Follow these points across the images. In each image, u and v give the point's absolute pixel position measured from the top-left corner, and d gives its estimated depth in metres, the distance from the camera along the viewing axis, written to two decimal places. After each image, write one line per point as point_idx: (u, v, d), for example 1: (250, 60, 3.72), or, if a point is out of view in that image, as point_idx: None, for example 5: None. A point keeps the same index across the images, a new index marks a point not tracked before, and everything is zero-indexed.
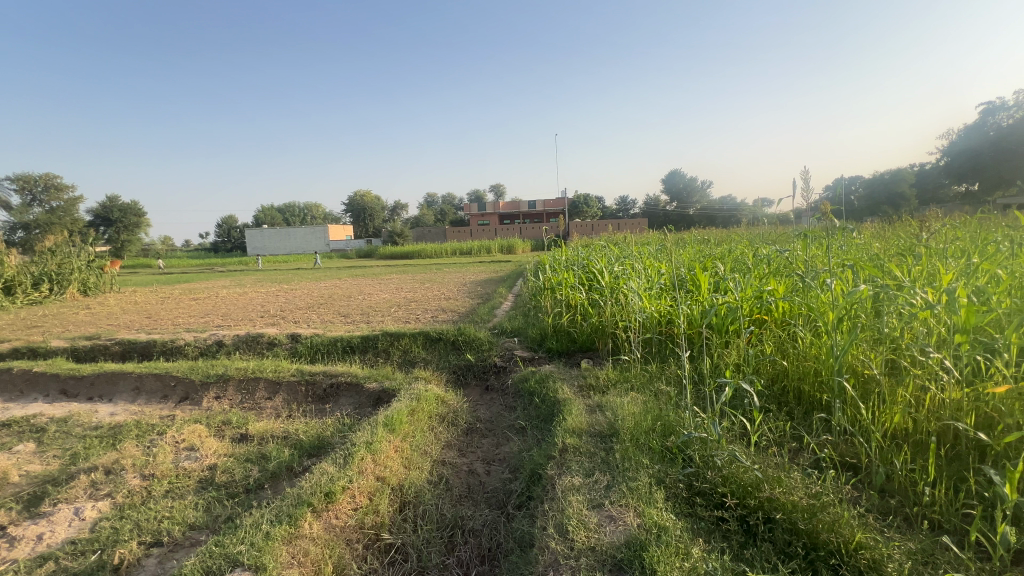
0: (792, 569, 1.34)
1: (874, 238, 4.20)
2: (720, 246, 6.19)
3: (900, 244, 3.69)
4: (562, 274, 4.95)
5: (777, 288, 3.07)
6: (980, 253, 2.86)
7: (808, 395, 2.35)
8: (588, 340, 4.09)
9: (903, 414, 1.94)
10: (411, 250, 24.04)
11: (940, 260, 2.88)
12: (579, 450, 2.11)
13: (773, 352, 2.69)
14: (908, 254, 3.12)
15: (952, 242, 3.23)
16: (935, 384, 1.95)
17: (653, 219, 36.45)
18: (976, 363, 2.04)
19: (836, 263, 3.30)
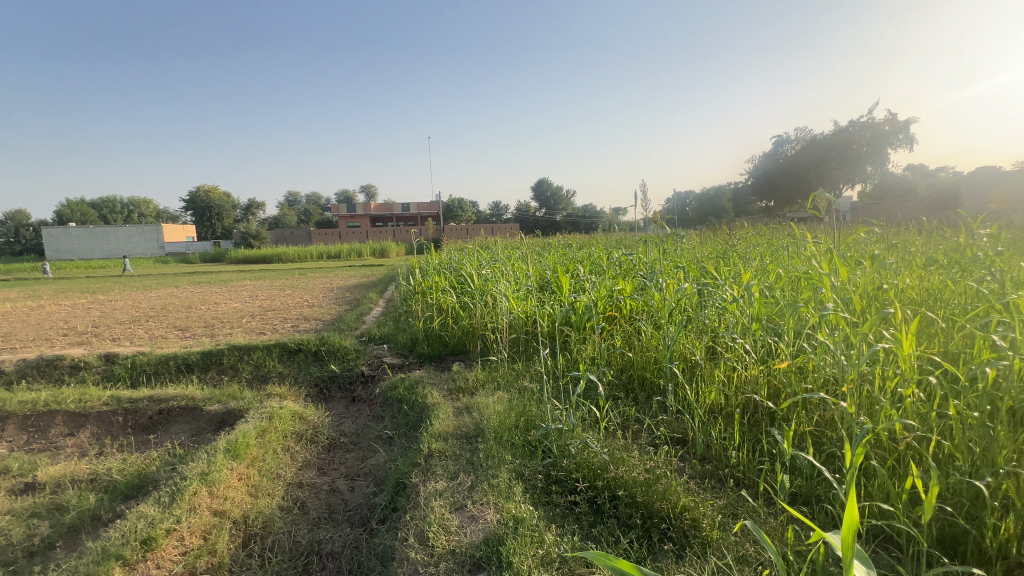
0: (631, 539, 1.49)
1: (699, 243, 4.94)
2: (580, 250, 6.71)
3: (717, 249, 4.39)
4: (432, 278, 4.90)
5: (625, 288, 3.43)
6: (771, 257, 3.54)
7: (648, 381, 2.66)
8: (459, 343, 4.09)
9: (717, 392, 2.30)
10: (267, 254, 21.75)
11: (743, 262, 3.49)
12: (446, 454, 2.11)
13: (621, 345, 2.99)
14: (722, 258, 3.73)
15: (754, 247, 3.94)
16: (740, 365, 2.35)
17: (524, 225, 38.17)
18: (767, 345, 2.51)
19: (671, 264, 3.80)
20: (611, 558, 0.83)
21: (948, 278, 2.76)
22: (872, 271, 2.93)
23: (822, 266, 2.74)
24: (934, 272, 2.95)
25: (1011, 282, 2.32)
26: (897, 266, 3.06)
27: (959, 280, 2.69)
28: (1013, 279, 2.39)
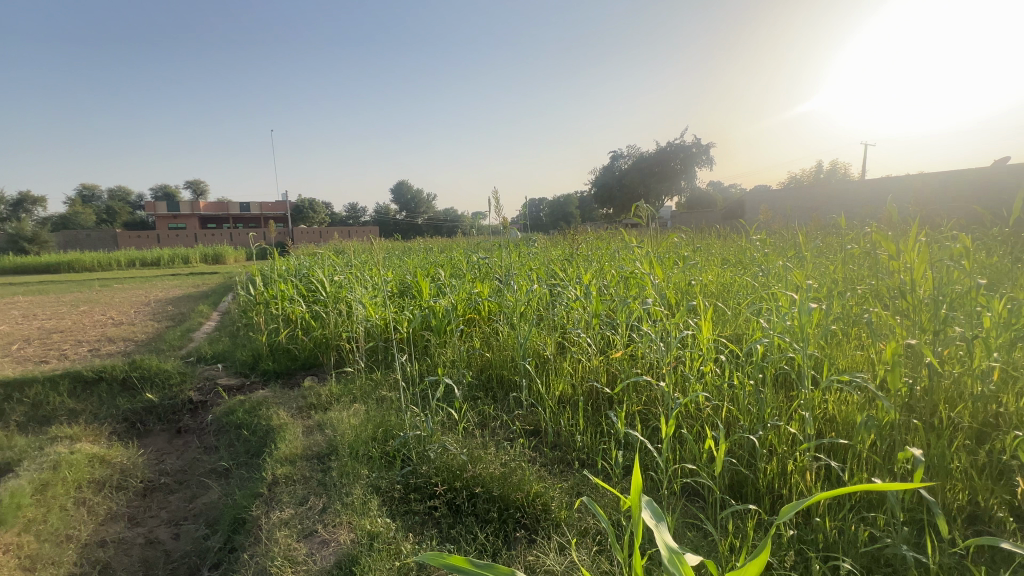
0: (488, 533, 1.55)
1: (550, 246, 5.35)
2: (440, 254, 6.73)
3: (564, 252, 4.80)
4: (277, 286, 4.44)
5: (483, 291, 3.55)
6: (608, 260, 4.00)
7: (506, 379, 2.78)
8: (312, 356, 3.77)
9: (566, 383, 2.53)
10: (49, 262, 17.34)
11: (586, 264, 3.88)
12: (294, 479, 1.93)
13: (480, 346, 3.08)
14: (569, 261, 4.09)
15: (594, 251, 4.40)
16: (584, 356, 2.62)
17: (384, 228, 36.83)
18: (605, 338, 2.84)
19: (525, 266, 4.04)
20: (444, 556, 0.83)
21: (734, 275, 3.45)
22: (682, 270, 3.51)
23: (646, 268, 3.19)
24: (725, 270, 3.66)
25: (772, 276, 3.00)
26: (700, 266, 3.71)
27: (741, 276, 3.37)
28: (773, 274, 3.09)
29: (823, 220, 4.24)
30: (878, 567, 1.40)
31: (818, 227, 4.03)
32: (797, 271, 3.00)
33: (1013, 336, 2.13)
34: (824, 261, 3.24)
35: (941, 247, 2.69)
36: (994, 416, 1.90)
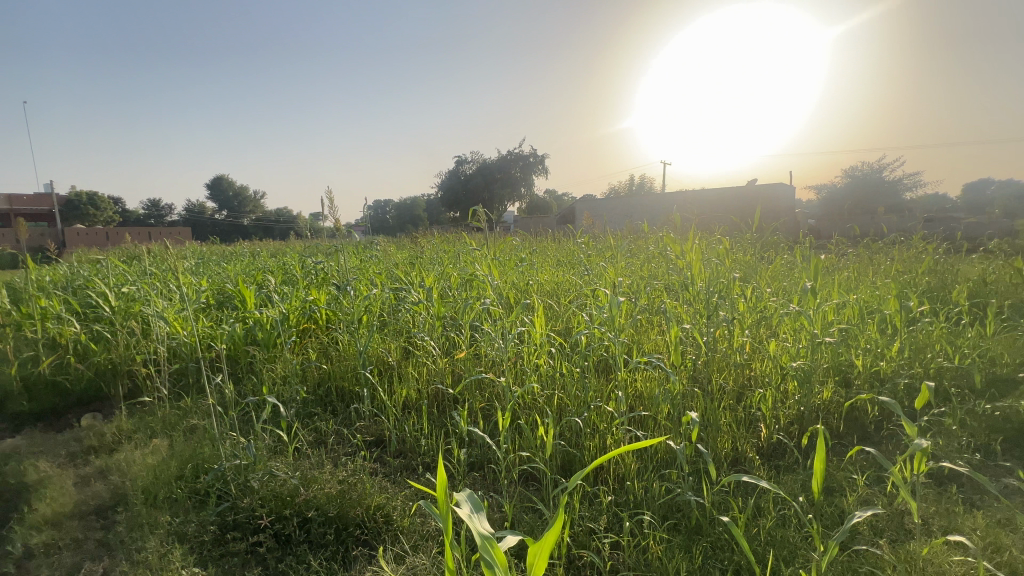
0: (323, 558, 1.46)
1: (394, 250, 5.21)
2: (266, 259, 6.01)
3: (409, 255, 4.73)
4: (34, 301, 3.44)
5: (318, 298, 3.30)
6: (451, 263, 4.07)
7: (346, 391, 2.62)
8: (92, 386, 2.99)
9: (410, 389, 2.50)
10: None
11: (430, 268, 3.89)
12: (59, 548, 1.53)
13: (316, 358, 2.86)
14: (413, 265, 4.04)
15: (438, 254, 4.43)
16: (430, 360, 2.65)
17: (198, 229, 31.48)
18: (449, 339, 2.90)
19: (366, 271, 3.86)
20: None
21: (563, 274, 3.81)
22: (520, 271, 3.76)
23: (486, 270, 3.34)
24: (557, 270, 4.02)
25: (593, 275, 3.41)
26: (535, 267, 4.01)
27: (569, 275, 3.75)
28: (594, 273, 3.51)
29: (632, 226, 4.97)
30: (671, 514, 1.70)
31: (628, 231, 4.71)
32: (612, 270, 3.46)
33: (755, 316, 2.79)
34: (633, 261, 3.80)
35: (711, 248, 3.39)
36: (745, 378, 2.46)
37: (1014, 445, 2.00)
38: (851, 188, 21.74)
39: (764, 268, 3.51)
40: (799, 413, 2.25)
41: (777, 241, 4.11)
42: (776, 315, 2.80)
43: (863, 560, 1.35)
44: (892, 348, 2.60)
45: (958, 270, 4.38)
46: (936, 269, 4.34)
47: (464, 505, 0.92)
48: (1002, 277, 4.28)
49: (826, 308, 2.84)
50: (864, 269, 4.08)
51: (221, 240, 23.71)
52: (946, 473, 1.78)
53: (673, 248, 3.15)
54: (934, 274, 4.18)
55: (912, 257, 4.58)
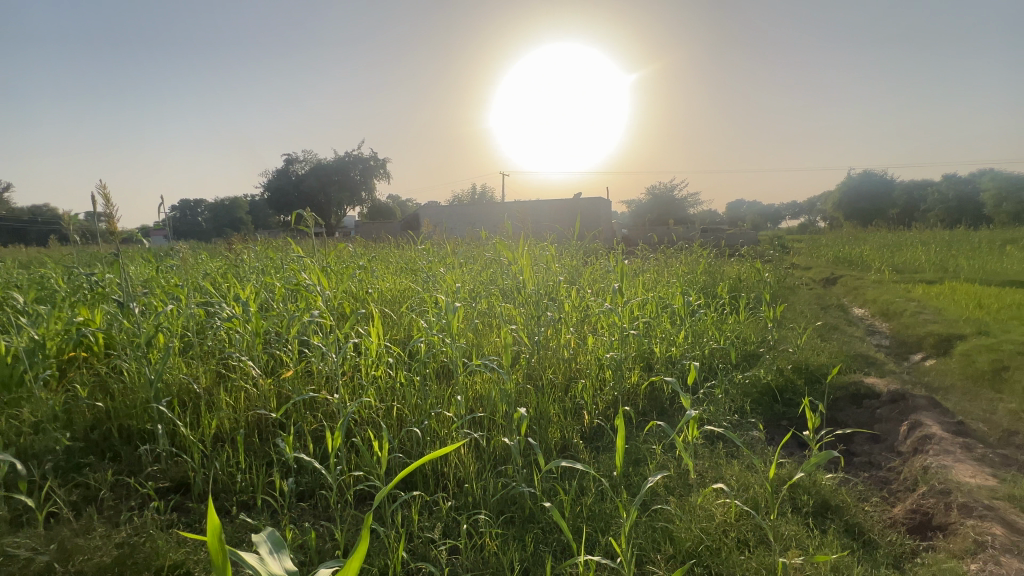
0: None
1: (203, 258, 4.46)
2: (5, 271, 4.55)
3: (222, 264, 4.11)
4: None
5: (91, 319, 2.61)
6: (277, 272, 3.65)
7: (132, 429, 2.13)
8: None
9: (223, 418, 2.16)
10: None
11: (249, 279, 3.44)
12: None
13: (88, 394, 2.25)
14: (227, 276, 3.52)
15: (260, 262, 3.93)
16: (250, 382, 2.36)
17: None
18: (274, 358, 2.60)
19: (161, 282, 3.21)
20: None
21: (404, 281, 3.73)
22: (357, 279, 3.56)
23: (317, 278, 3.09)
24: (398, 278, 3.91)
25: (433, 281, 3.40)
26: (375, 274, 3.84)
27: (410, 282, 3.68)
28: (435, 279, 3.52)
29: (471, 233, 5.12)
30: (507, 507, 1.78)
31: (468, 238, 4.84)
32: (452, 276, 3.51)
33: (578, 315, 3.12)
34: (472, 267, 3.91)
35: (540, 254, 3.69)
36: (571, 371, 2.73)
37: (758, 404, 2.61)
38: (653, 202, 25.94)
39: (586, 271, 3.95)
40: (613, 397, 2.58)
41: (596, 247, 4.66)
42: (595, 313, 3.17)
43: (659, 517, 1.60)
44: (679, 335, 3.16)
45: (722, 270, 5.56)
46: (708, 269, 5.42)
47: (263, 547, 0.96)
48: (749, 275, 5.57)
49: (632, 305, 3.33)
50: (660, 270, 4.89)
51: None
52: (715, 432, 2.23)
53: (506, 254, 3.33)
54: (707, 274, 5.23)
55: (693, 260, 5.66)
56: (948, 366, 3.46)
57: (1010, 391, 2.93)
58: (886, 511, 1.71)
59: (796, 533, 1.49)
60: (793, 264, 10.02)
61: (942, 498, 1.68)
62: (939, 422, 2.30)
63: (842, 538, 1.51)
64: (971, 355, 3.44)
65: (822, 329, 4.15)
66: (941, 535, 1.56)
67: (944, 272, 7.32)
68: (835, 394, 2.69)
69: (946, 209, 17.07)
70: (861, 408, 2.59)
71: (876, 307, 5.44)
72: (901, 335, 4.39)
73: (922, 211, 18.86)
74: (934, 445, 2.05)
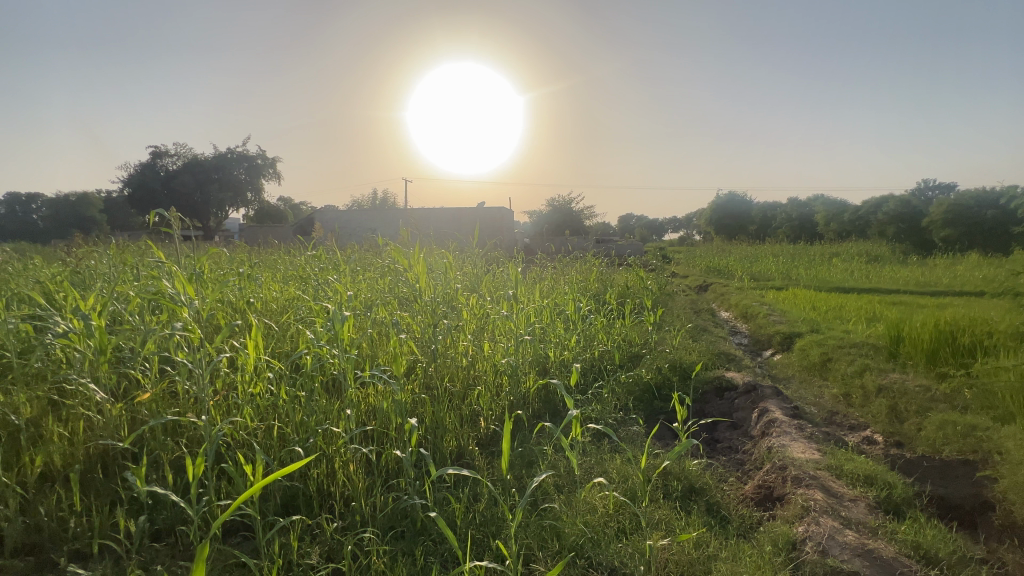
0: None
1: (31, 263, 3.72)
2: None
3: (59, 271, 3.47)
4: None
5: None
6: (133, 280, 3.17)
7: None
8: None
9: (52, 453, 1.82)
10: None
11: (94, 288, 2.94)
12: None
13: None
14: (65, 285, 2.98)
15: (111, 269, 3.38)
16: (92, 408, 2.01)
17: None
18: (125, 379, 2.25)
19: None
20: None
21: (292, 289, 3.47)
22: (235, 288, 3.23)
23: (181, 286, 2.74)
24: (285, 286, 3.62)
25: (323, 289, 3.21)
26: (257, 282, 3.51)
27: (298, 291, 3.43)
28: (325, 288, 3.32)
29: (368, 239, 4.93)
30: (397, 522, 1.73)
31: (365, 244, 4.65)
32: (344, 284, 3.34)
33: (476, 322, 3.15)
34: (367, 275, 3.76)
35: (439, 261, 3.67)
36: (468, 378, 2.74)
37: (639, 401, 2.84)
38: (553, 213, 27.16)
39: (485, 279, 4.00)
40: (508, 402, 2.64)
41: (496, 256, 4.75)
42: (492, 320, 3.23)
43: (546, 515, 1.66)
44: (571, 339, 3.34)
45: (612, 278, 5.99)
46: (600, 278, 5.80)
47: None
48: (635, 283, 6.06)
49: (528, 312, 3.43)
50: (556, 278, 5.13)
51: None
52: (601, 430, 2.39)
53: (402, 262, 3.26)
54: (599, 282, 5.58)
55: (586, 268, 6.02)
56: (789, 359, 4.08)
57: (832, 378, 3.53)
58: (739, 489, 1.95)
59: (664, 516, 1.64)
60: (673, 273, 11.10)
61: (780, 473, 1.97)
62: (781, 408, 2.69)
63: (703, 516, 1.69)
64: (806, 349, 4.08)
65: (694, 330, 4.65)
66: (779, 504, 1.82)
67: (788, 279, 8.64)
68: (702, 388, 3.03)
69: (790, 227, 20.17)
70: (723, 400, 2.94)
71: (738, 311, 6.24)
72: (756, 334, 5.08)
73: (774, 228, 22.09)
74: (776, 427, 2.39)
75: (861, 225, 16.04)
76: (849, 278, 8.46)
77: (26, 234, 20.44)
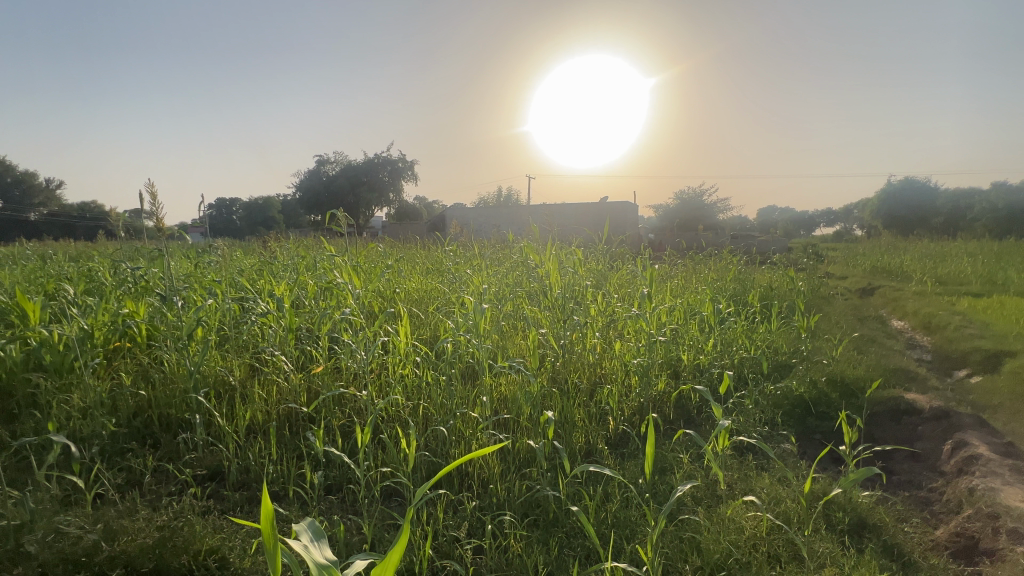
0: None
1: (237, 254, 4.59)
2: (57, 261, 4.73)
3: (256, 262, 4.23)
4: None
5: (136, 310, 2.61)
6: (309, 270, 3.73)
7: (172, 417, 2.20)
8: None
9: (255, 410, 2.23)
10: None
11: (282, 277, 3.53)
12: None
13: (132, 383, 2.30)
14: (261, 273, 3.62)
15: (292, 260, 4.03)
16: (281, 376, 2.42)
17: None
18: (305, 354, 2.66)
19: (200, 276, 3.30)
20: None
21: (432, 281, 3.77)
22: (385, 279, 3.62)
23: (346, 276, 3.16)
24: (426, 278, 3.96)
25: (460, 282, 3.44)
26: (403, 274, 3.89)
27: (437, 282, 3.72)
28: (461, 281, 3.55)
29: (498, 235, 5.14)
30: (531, 510, 1.78)
31: (495, 240, 4.87)
32: (478, 278, 3.53)
33: (605, 319, 3.11)
34: (498, 269, 3.94)
35: (567, 257, 3.69)
36: (596, 376, 2.72)
37: (790, 416, 2.53)
38: (679, 207, 25.61)
39: (613, 275, 3.92)
40: (639, 403, 2.55)
41: (623, 252, 4.63)
42: (621, 318, 3.15)
43: (687, 528, 1.57)
44: (707, 342, 3.11)
45: (752, 278, 5.43)
46: (738, 277, 5.30)
47: (304, 536, 1.02)
48: (781, 284, 5.42)
49: (659, 311, 3.28)
50: (688, 276, 4.83)
51: (18, 233, 18.83)
52: (744, 444, 2.19)
53: (533, 258, 3.35)
54: (737, 281, 5.11)
55: (722, 267, 5.54)
56: (995, 384, 3.29)
57: None
58: (928, 533, 1.64)
59: (831, 550, 1.44)
60: (825, 274, 9.72)
61: (989, 522, 1.61)
62: (987, 443, 2.18)
63: (880, 558, 1.45)
64: (1022, 373, 3.25)
65: (857, 340, 4.01)
66: (988, 560, 1.48)
67: (990, 284, 6.98)
68: (871, 408, 2.60)
69: (994, 218, 16.29)
70: (901, 425, 2.49)
71: (917, 320, 5.20)
72: (944, 350, 4.19)
73: (968, 220, 18.01)
74: (980, 466, 1.96)
75: None
76: None
77: (229, 231, 25.27)
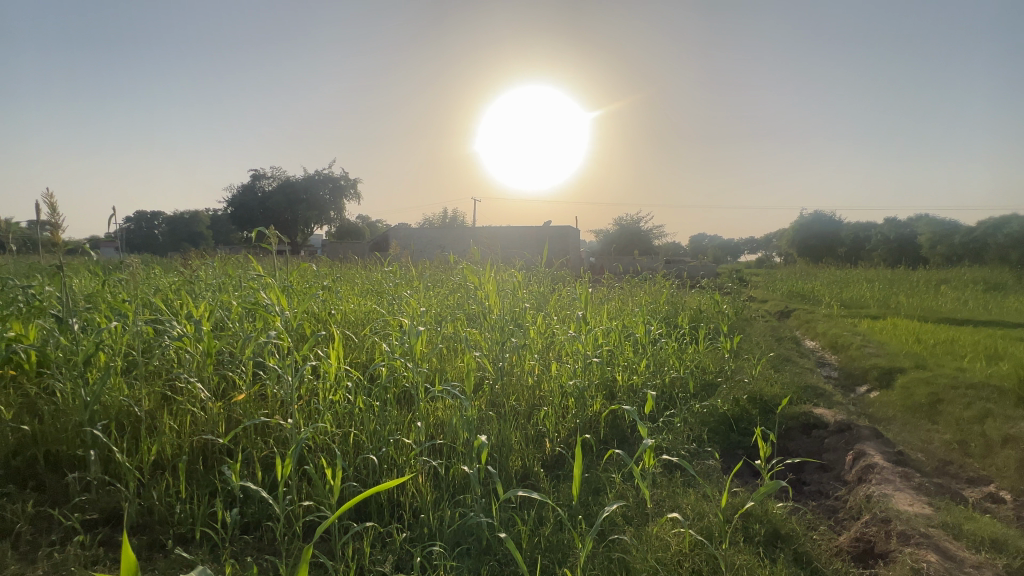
0: None
1: (154, 273, 4.23)
2: None
3: (175, 280, 3.92)
4: None
5: (25, 334, 2.32)
6: (235, 290, 3.51)
7: (61, 455, 1.95)
8: None
9: (164, 443, 2.03)
10: None
11: (204, 297, 3.28)
12: None
13: (14, 416, 2.03)
14: (181, 294, 3.35)
15: (217, 279, 3.77)
16: (197, 405, 2.22)
17: None
18: (226, 379, 2.47)
19: (106, 295, 3.00)
20: None
21: (369, 303, 3.66)
22: (319, 300, 3.47)
23: (275, 296, 2.98)
24: (363, 299, 3.83)
25: (398, 304, 3.37)
26: (338, 295, 3.74)
27: (375, 304, 3.62)
28: (400, 303, 3.47)
29: (440, 256, 5.09)
30: (464, 539, 1.74)
31: (437, 261, 4.82)
32: (417, 300, 3.46)
33: (543, 342, 3.15)
34: (438, 292, 3.91)
35: (508, 280, 3.73)
36: (533, 399, 2.73)
37: (714, 433, 2.67)
38: (619, 233, 26.74)
39: (553, 298, 3.99)
40: (575, 425, 2.59)
41: (563, 275, 4.73)
42: (559, 340, 3.20)
43: (617, 548, 1.60)
44: (641, 363, 3.23)
45: (684, 301, 5.74)
46: (671, 300, 5.58)
47: None
48: (709, 307, 5.76)
49: (596, 333, 3.37)
50: (624, 299, 5.02)
51: None
52: (672, 462, 2.27)
53: (473, 280, 3.35)
54: (669, 304, 5.37)
55: (656, 290, 5.82)
56: (889, 398, 3.65)
57: (943, 423, 3.11)
58: (832, 539, 1.77)
59: (747, 562, 1.52)
60: (749, 298, 10.46)
61: (882, 526, 1.76)
62: (881, 452, 2.41)
63: (791, 566, 1.55)
64: (910, 388, 3.63)
65: (775, 360, 4.32)
66: (882, 562, 1.62)
67: (886, 308, 7.80)
68: (786, 424, 2.79)
69: (887, 249, 18.36)
70: (811, 438, 2.69)
71: (826, 340, 5.70)
72: (848, 368, 4.60)
73: (867, 251, 20.17)
74: (876, 474, 2.15)
75: (976, 248, 14.24)
76: (963, 308, 7.46)
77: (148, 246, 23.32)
